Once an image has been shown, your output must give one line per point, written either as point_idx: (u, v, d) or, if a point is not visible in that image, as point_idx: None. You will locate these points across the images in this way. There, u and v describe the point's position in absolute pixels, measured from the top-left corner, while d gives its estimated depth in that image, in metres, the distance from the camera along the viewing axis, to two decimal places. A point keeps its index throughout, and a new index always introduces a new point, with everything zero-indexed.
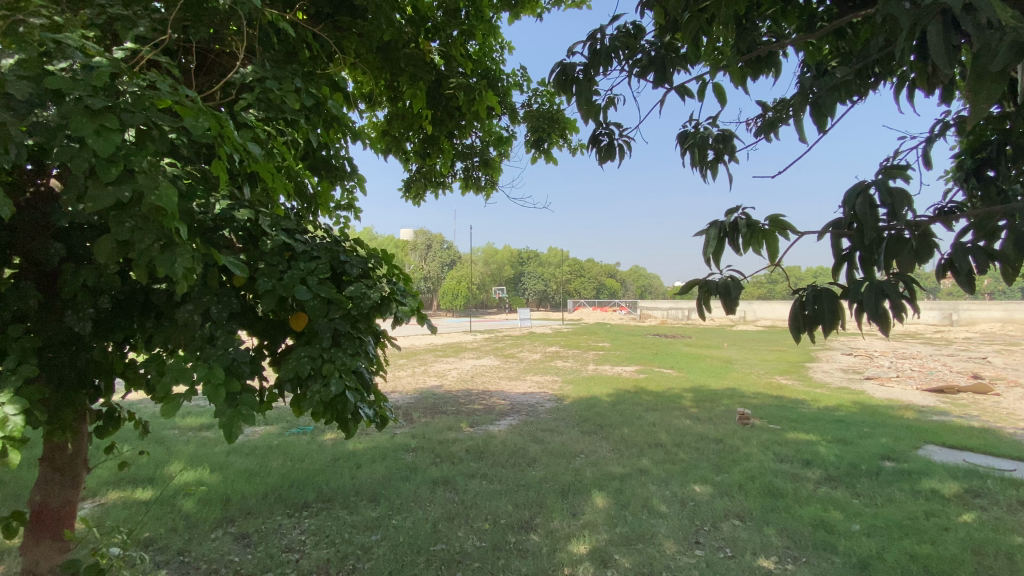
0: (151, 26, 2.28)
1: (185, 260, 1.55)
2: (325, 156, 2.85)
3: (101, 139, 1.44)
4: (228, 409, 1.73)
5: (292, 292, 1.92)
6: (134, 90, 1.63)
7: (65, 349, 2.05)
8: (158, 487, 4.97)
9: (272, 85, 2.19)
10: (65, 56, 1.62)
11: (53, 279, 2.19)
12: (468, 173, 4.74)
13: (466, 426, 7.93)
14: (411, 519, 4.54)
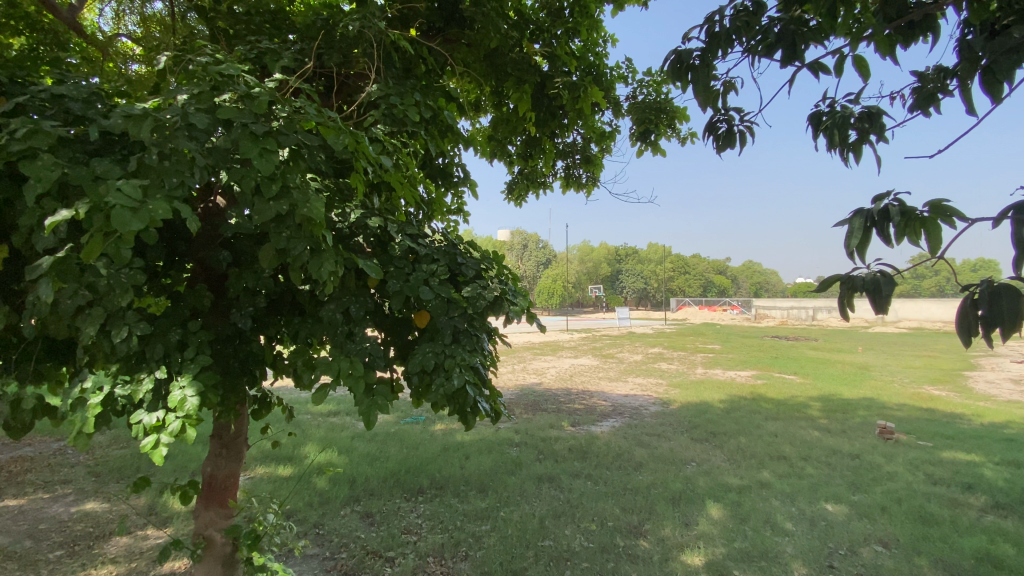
0: (293, 57, 2.58)
1: (330, 264, 1.74)
2: (441, 164, 3.04)
3: (264, 160, 1.66)
4: (366, 399, 1.92)
5: (417, 292, 2.06)
6: (286, 114, 1.86)
7: (231, 342, 2.38)
8: (296, 465, 5.62)
9: (396, 101, 2.38)
10: (232, 88, 1.89)
11: (221, 282, 2.55)
12: (569, 171, 4.72)
13: (568, 425, 7.92)
14: (519, 512, 4.65)
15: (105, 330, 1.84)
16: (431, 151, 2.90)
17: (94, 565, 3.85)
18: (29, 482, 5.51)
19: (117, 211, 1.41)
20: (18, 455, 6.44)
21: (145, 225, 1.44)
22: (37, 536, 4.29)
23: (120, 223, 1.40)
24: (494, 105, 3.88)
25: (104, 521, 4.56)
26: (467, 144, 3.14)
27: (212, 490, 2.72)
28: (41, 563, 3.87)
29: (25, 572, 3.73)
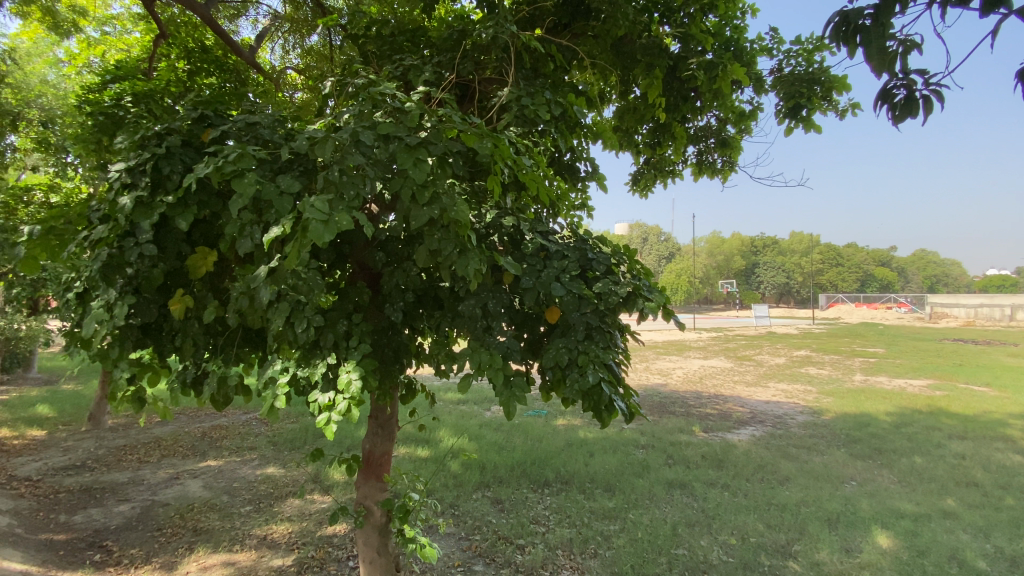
0: (434, 70, 2.76)
1: (475, 263, 1.87)
2: (570, 160, 3.05)
3: (418, 170, 1.84)
4: (505, 391, 2.00)
5: (549, 289, 2.09)
6: (434, 125, 2.02)
7: (384, 333, 2.63)
8: (432, 448, 6.07)
9: (527, 101, 2.44)
10: (387, 104, 2.10)
11: (375, 280, 2.84)
12: (701, 157, 4.42)
13: (699, 430, 7.45)
14: (648, 517, 4.51)
15: (291, 322, 2.16)
16: (560, 148, 2.92)
17: (275, 521, 4.56)
18: (227, 446, 6.71)
19: (314, 224, 1.66)
20: (219, 424, 7.87)
21: (333, 235, 1.68)
22: (234, 492, 5.21)
23: (315, 235, 1.65)
24: (620, 96, 3.76)
25: (281, 484, 5.38)
26: (596, 137, 3.09)
27: (369, 464, 3.05)
28: (237, 514, 4.69)
29: (227, 521, 4.54)
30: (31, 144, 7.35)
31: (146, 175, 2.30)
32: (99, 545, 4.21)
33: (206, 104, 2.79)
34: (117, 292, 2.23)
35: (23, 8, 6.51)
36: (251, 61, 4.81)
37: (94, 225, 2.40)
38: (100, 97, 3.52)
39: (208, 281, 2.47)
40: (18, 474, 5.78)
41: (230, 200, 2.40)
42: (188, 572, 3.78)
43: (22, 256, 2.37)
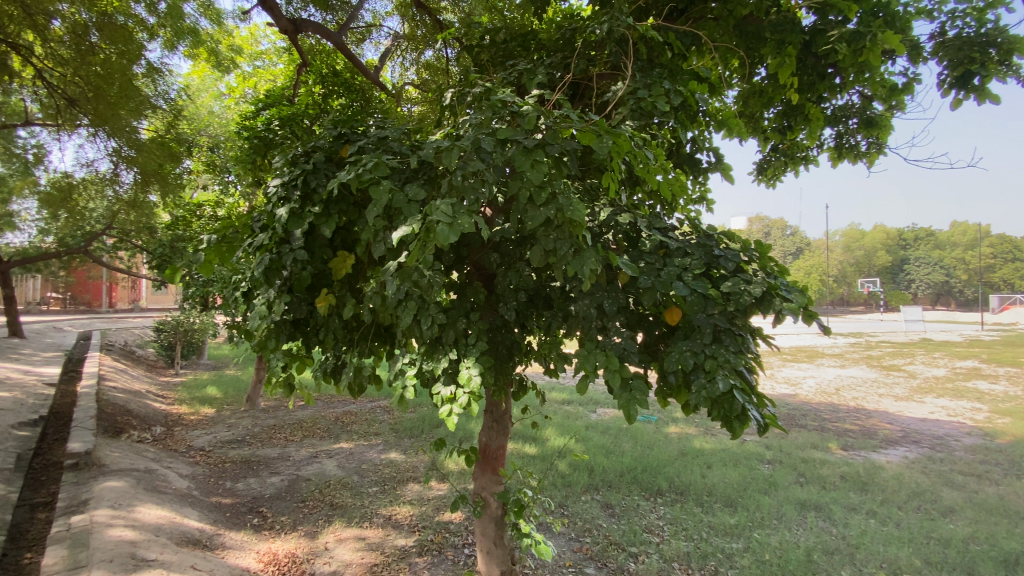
0: (547, 72, 2.77)
1: (591, 262, 1.86)
2: (690, 152, 2.89)
3: (536, 172, 1.86)
4: (625, 394, 1.96)
5: (671, 288, 1.98)
6: (550, 125, 2.03)
7: (498, 331, 2.70)
8: (540, 446, 6.13)
9: (644, 93, 2.36)
10: (506, 110, 2.15)
11: (489, 279, 2.92)
12: (841, 140, 3.94)
13: (837, 448, 6.65)
14: (777, 538, 4.14)
15: (417, 319, 2.31)
16: (678, 139, 2.78)
17: (398, 503, 4.92)
18: (356, 430, 7.38)
19: (440, 227, 1.76)
20: (349, 410, 8.70)
21: (457, 237, 1.76)
22: (363, 473, 5.72)
23: (442, 237, 1.74)
24: (742, 80, 3.47)
25: (402, 469, 5.80)
26: (720, 126, 2.89)
27: (486, 457, 3.15)
28: (366, 494, 5.14)
29: (358, 499, 5.00)
30: (201, 166, 8.70)
31: (297, 188, 2.61)
32: (256, 510, 4.87)
33: (344, 123, 3.09)
34: (275, 291, 2.55)
35: (197, 52, 7.74)
36: (375, 80, 5.23)
37: (256, 233, 2.77)
38: (254, 123, 4.05)
39: (346, 282, 2.73)
40: (195, 444, 6.90)
41: (364, 208, 2.64)
42: (327, 542, 4.22)
43: (201, 260, 2.67)
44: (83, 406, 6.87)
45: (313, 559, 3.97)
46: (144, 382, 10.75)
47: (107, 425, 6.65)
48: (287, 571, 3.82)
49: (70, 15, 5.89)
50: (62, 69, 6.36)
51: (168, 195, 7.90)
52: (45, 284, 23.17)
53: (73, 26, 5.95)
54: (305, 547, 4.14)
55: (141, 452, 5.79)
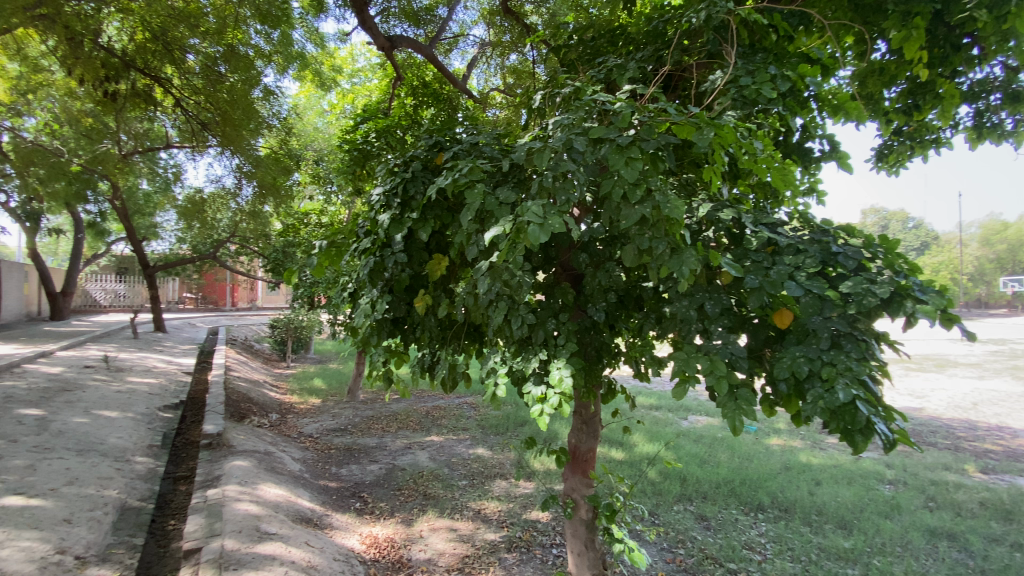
0: (638, 66, 2.69)
1: (691, 262, 1.78)
2: (800, 142, 2.67)
3: (631, 170, 1.82)
4: (730, 402, 1.86)
5: (782, 288, 1.84)
6: (646, 121, 1.98)
7: (589, 332, 2.67)
8: (628, 451, 5.99)
9: (747, 81, 2.23)
10: (599, 109, 2.12)
11: (579, 280, 2.90)
12: (982, 119, 3.44)
13: (976, 471, 5.81)
14: (901, 568, 3.71)
15: (508, 319, 2.36)
16: (786, 127, 2.58)
17: (486, 498, 5.05)
18: (445, 425, 7.68)
19: (533, 227, 1.77)
20: (439, 405, 9.09)
21: (548, 237, 1.77)
22: (452, 466, 5.94)
23: (534, 236, 1.76)
24: (858, 58, 3.13)
25: (490, 465, 5.95)
26: (836, 111, 2.64)
27: (576, 460, 3.13)
28: (456, 487, 5.33)
29: (449, 491, 5.21)
30: (307, 178, 9.51)
31: (397, 195, 2.76)
32: (358, 495, 5.24)
33: (439, 131, 3.22)
34: (378, 292, 2.73)
35: (304, 74, 8.47)
36: (463, 88, 5.41)
37: (361, 238, 2.98)
38: (354, 136, 4.34)
39: (440, 284, 2.84)
40: (305, 431, 7.58)
41: (458, 212, 2.73)
42: (422, 530, 4.43)
43: (314, 264, 2.92)
44: (214, 393, 7.80)
45: (410, 545, 4.19)
46: (262, 372, 12.00)
47: (233, 410, 7.51)
48: (387, 555, 4.07)
49: (202, 49, 6.65)
50: (194, 96, 7.20)
51: (279, 204, 8.72)
52: (183, 286, 26.68)
53: (205, 59, 6.74)
54: (402, 533, 4.38)
55: (260, 435, 6.46)
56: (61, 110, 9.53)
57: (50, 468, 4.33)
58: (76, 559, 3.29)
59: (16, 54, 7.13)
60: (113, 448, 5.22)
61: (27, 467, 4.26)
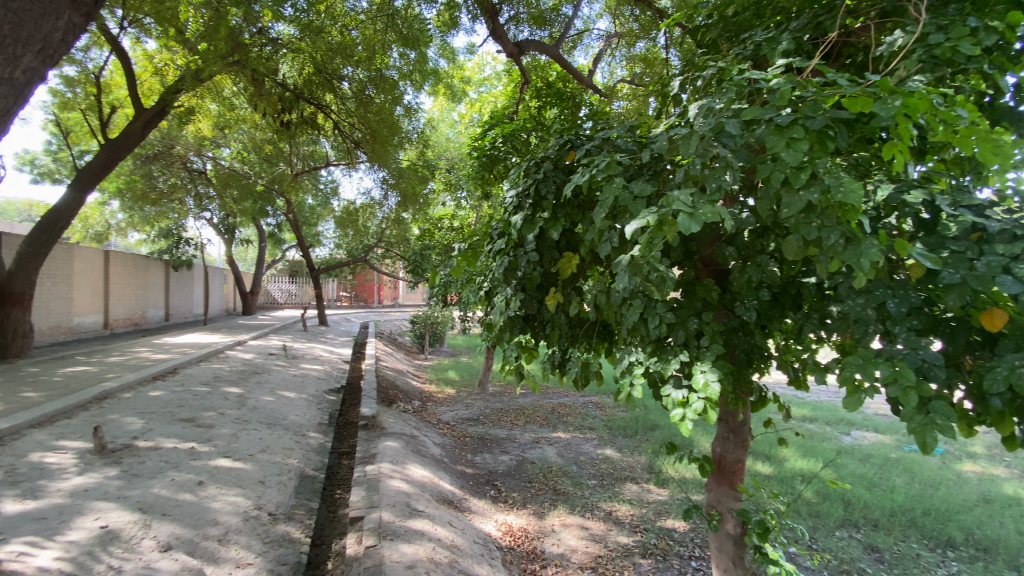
0: (792, 37, 2.42)
1: (872, 254, 1.56)
2: (1013, 104, 2.17)
3: (793, 152, 1.65)
4: (920, 417, 1.58)
5: (995, 282, 1.52)
6: (810, 96, 1.77)
7: (737, 333, 2.47)
8: (775, 466, 5.46)
9: (940, 38, 1.89)
10: (752, 89, 1.96)
11: (722, 276, 2.69)
12: None
13: None
14: None
15: (645, 318, 2.27)
16: (994, 89, 2.13)
17: (617, 500, 4.97)
18: (572, 422, 7.72)
19: (681, 218, 1.68)
20: (565, 402, 9.17)
21: (700, 227, 1.65)
22: (581, 464, 5.94)
23: (684, 226, 1.65)
24: None
25: (619, 467, 5.83)
26: None
27: (722, 469, 2.93)
28: (586, 485, 5.32)
29: (580, 489, 5.22)
30: (441, 185, 10.22)
31: (529, 196, 2.79)
32: (492, 483, 5.50)
33: (568, 131, 3.22)
34: (511, 290, 2.79)
35: (437, 88, 9.12)
36: (589, 84, 5.36)
37: (495, 239, 3.09)
38: (482, 142, 4.54)
39: (572, 282, 2.84)
40: (443, 419, 8.17)
41: (590, 210, 2.71)
42: (554, 524, 4.49)
43: (452, 264, 3.09)
44: (368, 380, 8.78)
45: (543, 537, 4.29)
46: (404, 363, 13.20)
47: (383, 396, 8.38)
48: (521, 544, 4.21)
49: (355, 77, 7.53)
50: (347, 118, 8.13)
51: (417, 211, 9.50)
52: (339, 285, 30.44)
53: (357, 85, 7.63)
54: (535, 525, 4.50)
55: (406, 420, 7.12)
56: (249, 140, 11.46)
57: (249, 437, 5.23)
58: (270, 515, 3.93)
59: (217, 96, 8.72)
60: (292, 424, 6.14)
61: (232, 435, 5.19)
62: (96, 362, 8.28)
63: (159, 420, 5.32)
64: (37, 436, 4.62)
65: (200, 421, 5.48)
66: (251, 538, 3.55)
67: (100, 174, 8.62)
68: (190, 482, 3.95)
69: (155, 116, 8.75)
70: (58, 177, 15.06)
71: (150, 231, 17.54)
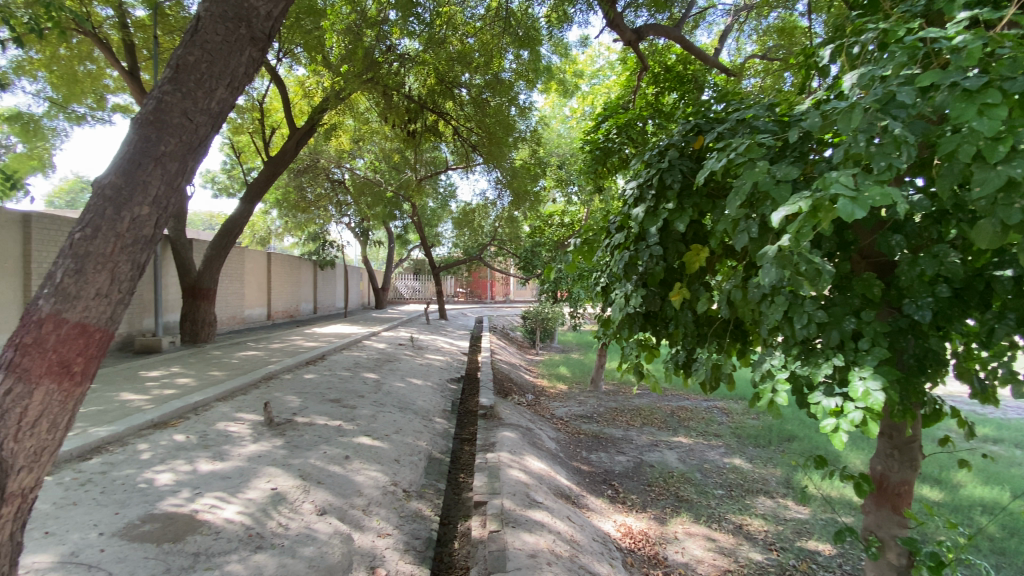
0: None
1: None
2: None
3: (987, 120, 1.37)
4: None
5: None
6: (1010, 52, 1.46)
7: (904, 335, 2.13)
8: (947, 492, 4.65)
9: None
10: (929, 51, 1.67)
11: (884, 269, 2.34)
12: None
13: None
14: None
15: (789, 316, 2.05)
16: None
17: (748, 514, 4.60)
18: (694, 427, 7.30)
19: (841, 203, 1.48)
20: (686, 405, 8.70)
21: (866, 212, 1.44)
22: (706, 472, 5.60)
23: (846, 212, 1.46)
24: None
25: (750, 478, 5.39)
26: None
27: (883, 490, 2.57)
28: (712, 495, 5.00)
29: (705, 498, 4.93)
30: (552, 182, 10.27)
31: (652, 187, 2.67)
32: (609, 482, 5.42)
33: (694, 116, 3.01)
34: (632, 286, 2.67)
35: (550, 85, 9.16)
36: (717, 65, 4.92)
37: (613, 233, 2.99)
38: (596, 135, 4.43)
39: (699, 277, 2.66)
40: (558, 414, 8.24)
41: (721, 199, 2.53)
42: (677, 531, 4.30)
43: (568, 260, 3.05)
44: (486, 372, 9.17)
45: (665, 544, 4.12)
46: (519, 358, 13.55)
47: (500, 388, 8.68)
48: (643, 548, 4.09)
49: (472, 83, 7.88)
50: (465, 123, 8.48)
51: (529, 209, 9.65)
52: (456, 282, 32.23)
53: (475, 91, 7.98)
54: (656, 530, 4.35)
55: (522, 412, 7.30)
56: (380, 150, 12.62)
57: (384, 419, 5.76)
58: (404, 491, 4.30)
59: (354, 112, 9.68)
60: (420, 409, 6.64)
61: (370, 416, 5.76)
62: (263, 348, 9.72)
63: (312, 399, 6.08)
64: (222, 408, 5.56)
65: (344, 402, 6.15)
66: (389, 512, 3.91)
67: (264, 187, 10.06)
68: (339, 456, 4.47)
69: (305, 134, 9.96)
70: (232, 191, 17.90)
71: (301, 236, 20.11)
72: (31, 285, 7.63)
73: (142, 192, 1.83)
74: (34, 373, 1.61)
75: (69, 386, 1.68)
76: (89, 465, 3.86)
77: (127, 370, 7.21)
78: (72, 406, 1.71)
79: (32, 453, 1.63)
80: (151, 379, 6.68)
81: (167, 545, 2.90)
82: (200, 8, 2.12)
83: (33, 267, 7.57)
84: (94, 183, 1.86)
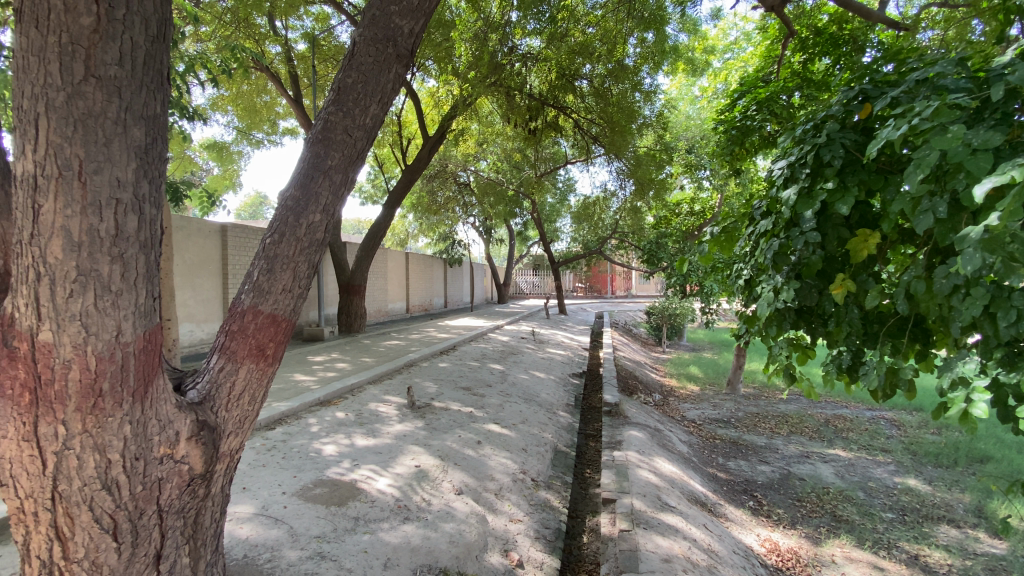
0: None
1: None
2: None
3: None
4: None
5: None
6: None
7: None
8: None
9: None
10: None
11: None
12: None
13: None
14: None
15: (993, 311, 1.68)
16: None
17: (927, 544, 3.92)
18: (854, 440, 6.41)
19: None
20: (843, 414, 7.66)
21: None
22: (871, 492, 4.87)
23: None
24: None
25: (930, 503, 4.57)
26: None
27: None
28: (880, 518, 4.34)
29: (870, 520, 4.30)
30: (680, 168, 9.69)
31: (806, 164, 2.37)
32: (750, 493, 4.98)
33: (856, 81, 2.61)
34: (783, 277, 2.39)
35: (677, 66, 8.66)
36: (885, 20, 3.90)
37: (758, 220, 2.71)
38: (731, 114, 4.11)
39: (865, 267, 2.30)
40: (688, 416, 7.80)
41: (896, 174, 2.15)
42: (834, 554, 3.81)
43: (703, 251, 2.80)
44: (610, 368, 9.03)
45: (820, 567, 3.68)
46: (643, 355, 13.12)
47: (625, 385, 8.48)
48: (793, 568, 3.69)
49: (594, 74, 7.82)
50: (587, 114, 8.46)
51: (654, 198, 9.23)
52: (577, 277, 32.21)
53: (597, 80, 7.86)
54: (808, 550, 3.90)
55: (649, 412, 7.06)
56: (502, 151, 13.06)
57: (512, 410, 5.97)
58: (532, 480, 4.43)
59: (479, 116, 10.14)
60: (545, 402, 6.77)
61: (499, 405, 6.02)
62: (403, 339, 10.70)
63: (447, 387, 6.54)
64: (372, 391, 6.23)
65: (475, 391, 6.51)
66: (520, 498, 4.06)
67: (403, 192, 11.03)
68: (472, 440, 4.74)
69: (437, 141, 10.67)
70: (376, 198, 19.93)
71: (433, 236, 21.68)
72: (228, 284, 9.29)
73: (314, 203, 2.12)
74: (239, 355, 1.95)
75: (263, 366, 2.01)
76: (273, 434, 4.59)
77: (298, 356, 8.44)
78: (265, 382, 2.05)
79: (238, 421, 1.97)
80: (317, 363, 7.74)
81: (334, 508, 3.34)
82: (354, 34, 2.36)
83: (229, 268, 9.21)
84: (278, 197, 2.19)
